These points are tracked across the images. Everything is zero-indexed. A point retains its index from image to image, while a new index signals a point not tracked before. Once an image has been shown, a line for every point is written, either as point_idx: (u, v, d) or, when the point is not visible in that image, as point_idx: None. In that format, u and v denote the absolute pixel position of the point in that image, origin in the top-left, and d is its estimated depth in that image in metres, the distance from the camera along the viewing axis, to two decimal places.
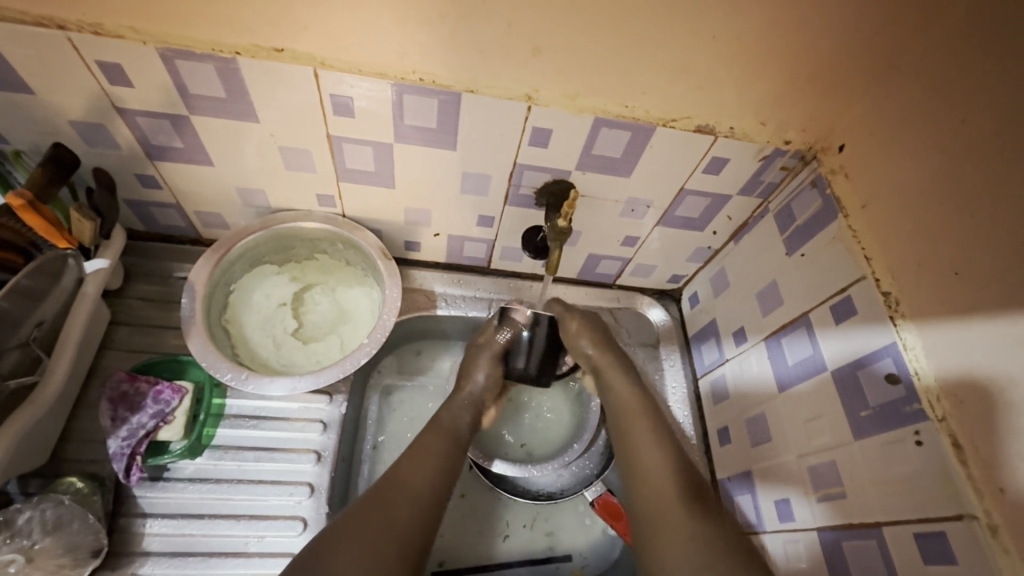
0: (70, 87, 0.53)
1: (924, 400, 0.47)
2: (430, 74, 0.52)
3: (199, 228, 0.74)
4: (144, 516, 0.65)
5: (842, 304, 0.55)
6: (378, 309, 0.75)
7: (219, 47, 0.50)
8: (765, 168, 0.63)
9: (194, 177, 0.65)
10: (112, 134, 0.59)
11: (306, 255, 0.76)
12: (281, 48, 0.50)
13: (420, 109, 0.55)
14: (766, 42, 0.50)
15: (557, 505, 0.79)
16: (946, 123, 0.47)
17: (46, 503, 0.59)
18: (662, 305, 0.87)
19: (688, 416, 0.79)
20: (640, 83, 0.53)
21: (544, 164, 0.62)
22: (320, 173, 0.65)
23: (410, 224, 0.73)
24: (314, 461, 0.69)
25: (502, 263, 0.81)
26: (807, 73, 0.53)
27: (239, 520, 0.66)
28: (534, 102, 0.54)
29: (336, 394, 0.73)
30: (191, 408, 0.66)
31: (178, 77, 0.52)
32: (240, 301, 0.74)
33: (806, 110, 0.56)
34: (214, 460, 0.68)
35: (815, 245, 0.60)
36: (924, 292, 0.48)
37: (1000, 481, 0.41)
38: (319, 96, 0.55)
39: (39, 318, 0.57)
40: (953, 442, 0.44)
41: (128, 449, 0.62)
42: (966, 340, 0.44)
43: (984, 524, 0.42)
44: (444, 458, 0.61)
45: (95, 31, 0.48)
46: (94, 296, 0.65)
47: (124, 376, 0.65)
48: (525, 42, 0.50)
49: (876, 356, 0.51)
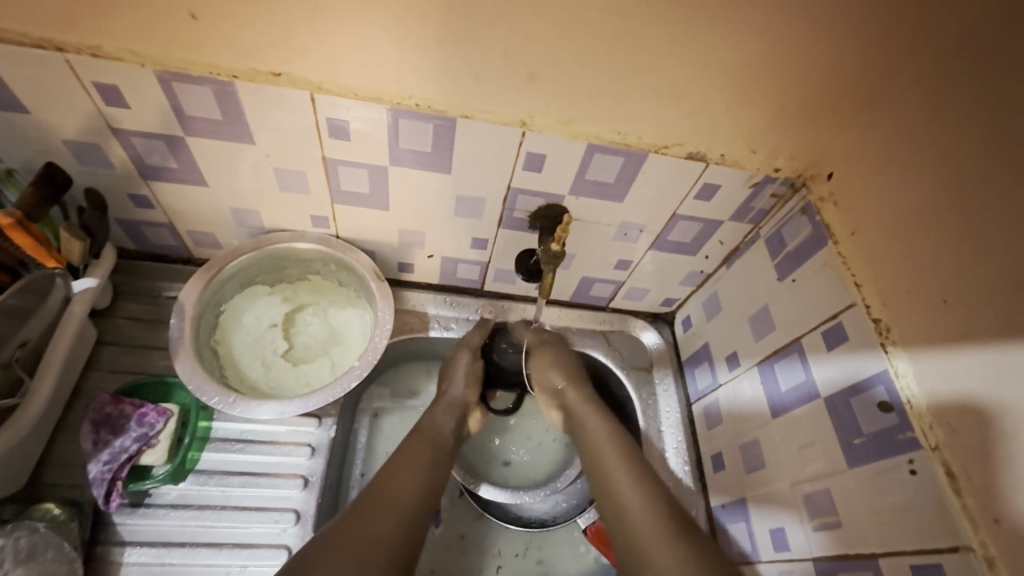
0: (67, 108, 0.54)
1: (917, 427, 0.47)
2: (425, 99, 0.53)
3: (191, 248, 0.73)
4: (122, 544, 0.62)
5: (833, 330, 0.56)
6: (370, 331, 0.74)
7: (217, 70, 0.50)
8: (755, 196, 0.64)
9: (187, 197, 0.65)
10: (107, 154, 0.59)
11: (298, 275, 0.76)
12: (278, 72, 0.51)
13: (415, 133, 0.56)
14: (757, 74, 0.51)
15: (549, 532, 0.78)
16: (932, 152, 0.48)
17: (20, 531, 0.57)
18: (656, 328, 0.86)
19: (683, 441, 0.78)
20: (633, 111, 0.54)
21: (538, 188, 0.62)
22: (315, 195, 0.65)
23: (405, 245, 0.73)
24: (301, 486, 0.67)
25: (496, 285, 0.81)
26: (795, 104, 0.54)
27: (221, 548, 0.63)
28: (529, 127, 0.55)
29: (325, 417, 0.71)
30: (175, 432, 0.64)
31: (175, 99, 0.53)
32: (230, 321, 0.73)
33: (795, 139, 0.57)
34: (198, 486, 0.66)
35: (806, 271, 0.60)
36: (913, 319, 0.48)
37: (995, 511, 0.41)
38: (317, 119, 0.55)
39: (23, 337, 0.56)
40: (948, 471, 0.44)
41: (109, 474, 0.60)
42: (957, 368, 0.44)
43: (981, 556, 0.41)
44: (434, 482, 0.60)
45: (93, 53, 0.49)
46: (81, 315, 0.64)
47: (108, 399, 0.63)
48: (519, 70, 0.50)
49: (869, 383, 0.51)
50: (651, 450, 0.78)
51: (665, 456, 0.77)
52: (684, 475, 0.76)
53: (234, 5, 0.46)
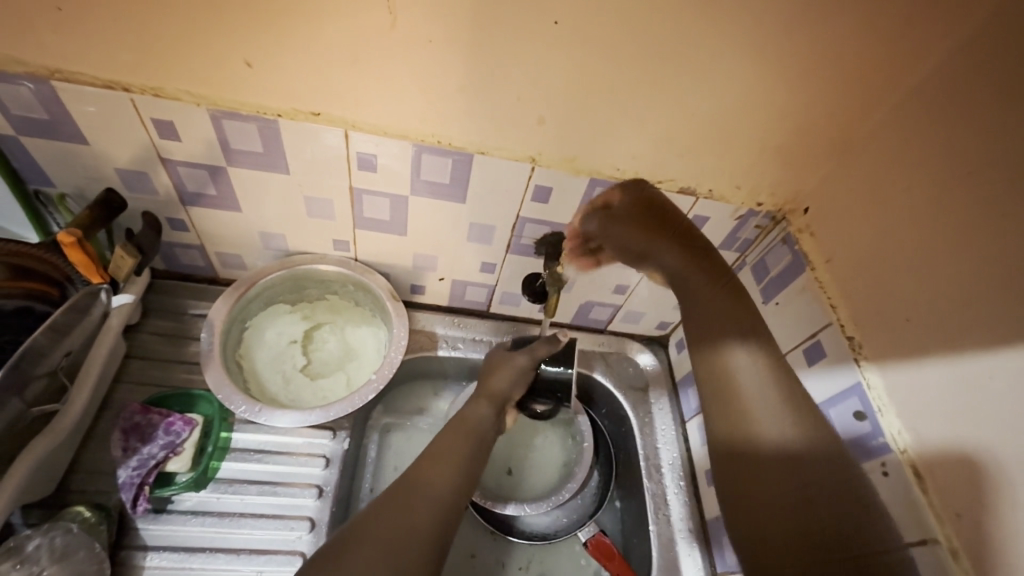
0: (123, 140, 0.60)
1: (888, 433, 0.52)
2: (447, 137, 0.59)
3: (217, 268, 0.78)
4: (145, 549, 0.65)
5: (813, 347, 0.62)
6: (384, 349, 0.79)
7: (264, 110, 0.57)
8: (741, 227, 0.70)
9: (221, 222, 0.70)
10: (152, 181, 0.65)
11: (317, 295, 0.81)
12: (317, 112, 0.57)
13: (436, 167, 0.63)
14: (738, 122, 0.58)
15: (551, 546, 0.81)
16: (892, 190, 0.55)
17: (55, 530, 0.60)
18: (652, 350, 0.91)
19: (678, 457, 0.82)
20: (630, 151, 0.61)
21: (545, 218, 0.69)
22: (339, 221, 0.71)
23: (418, 268, 0.78)
24: (315, 495, 0.70)
25: (501, 307, 0.86)
26: (773, 147, 0.61)
27: (239, 553, 0.66)
28: (537, 163, 0.62)
29: (338, 429, 0.75)
30: (199, 441, 0.68)
31: (222, 134, 0.59)
32: (253, 337, 0.78)
33: (774, 177, 0.64)
34: (218, 494, 0.69)
35: (788, 294, 0.66)
36: (882, 337, 0.54)
37: (955, 506, 0.47)
38: (347, 152, 0.61)
39: (67, 347, 0.61)
40: (915, 471, 0.50)
41: (137, 479, 0.64)
42: (919, 379, 0.50)
43: (946, 547, 0.47)
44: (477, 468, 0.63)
45: (155, 93, 0.55)
46: (118, 328, 0.69)
47: (137, 408, 0.68)
48: (531, 114, 0.57)
49: (844, 395, 0.57)
50: (649, 465, 0.81)
51: (661, 471, 0.81)
52: (678, 490, 0.79)
53: (285, 55, 0.52)
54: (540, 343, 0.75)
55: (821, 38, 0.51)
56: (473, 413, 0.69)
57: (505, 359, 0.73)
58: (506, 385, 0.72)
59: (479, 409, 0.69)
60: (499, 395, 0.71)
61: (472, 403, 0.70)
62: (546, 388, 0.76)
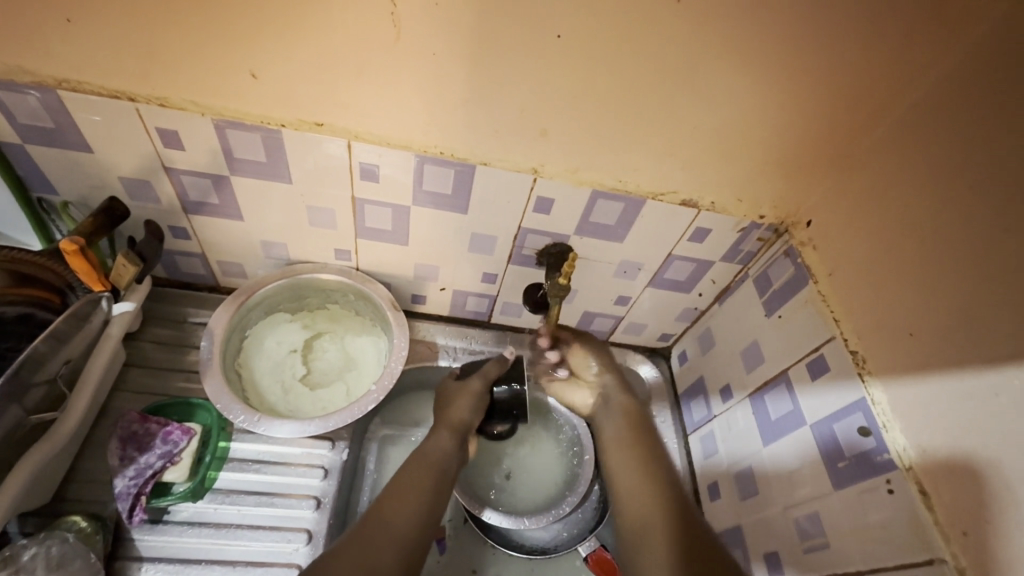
0: (128, 148, 0.60)
1: (892, 450, 0.52)
2: (449, 148, 0.60)
3: (218, 276, 0.78)
4: (140, 560, 0.64)
5: (816, 362, 0.61)
6: (384, 359, 0.79)
7: (268, 120, 0.57)
8: (743, 239, 0.70)
9: (223, 230, 0.71)
10: (156, 190, 0.65)
11: (318, 304, 0.81)
12: (321, 123, 0.58)
13: (438, 178, 0.63)
14: (740, 135, 0.58)
15: (551, 560, 0.79)
16: (895, 203, 0.54)
17: (52, 539, 0.59)
18: (653, 362, 0.90)
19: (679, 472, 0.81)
20: (633, 164, 0.61)
21: (546, 229, 0.69)
22: (341, 230, 0.71)
23: (419, 278, 0.78)
24: (313, 507, 0.70)
25: (502, 317, 0.86)
26: (775, 160, 0.61)
27: (235, 566, 0.65)
28: (540, 174, 0.62)
29: (337, 440, 0.74)
30: (197, 450, 0.68)
31: (226, 143, 0.59)
32: (253, 346, 0.77)
33: (776, 190, 0.64)
34: (215, 505, 0.68)
35: (791, 307, 0.66)
36: (886, 352, 0.54)
37: (963, 524, 0.46)
38: (350, 163, 0.62)
39: (67, 355, 0.61)
40: (921, 489, 0.49)
41: (134, 489, 0.64)
42: (923, 394, 0.50)
43: (953, 567, 0.46)
44: (441, 505, 0.63)
45: (161, 103, 0.56)
46: (118, 337, 0.68)
47: (135, 416, 0.67)
48: (534, 126, 0.57)
49: (849, 410, 0.56)
50: None
51: None
52: None
53: (289, 66, 0.53)
54: (492, 364, 0.74)
55: (824, 51, 0.51)
56: (432, 445, 0.67)
57: (461, 386, 0.73)
58: (465, 414, 0.71)
59: (439, 440, 0.68)
60: (461, 424, 0.70)
61: (432, 436, 0.69)
62: (503, 410, 0.73)
